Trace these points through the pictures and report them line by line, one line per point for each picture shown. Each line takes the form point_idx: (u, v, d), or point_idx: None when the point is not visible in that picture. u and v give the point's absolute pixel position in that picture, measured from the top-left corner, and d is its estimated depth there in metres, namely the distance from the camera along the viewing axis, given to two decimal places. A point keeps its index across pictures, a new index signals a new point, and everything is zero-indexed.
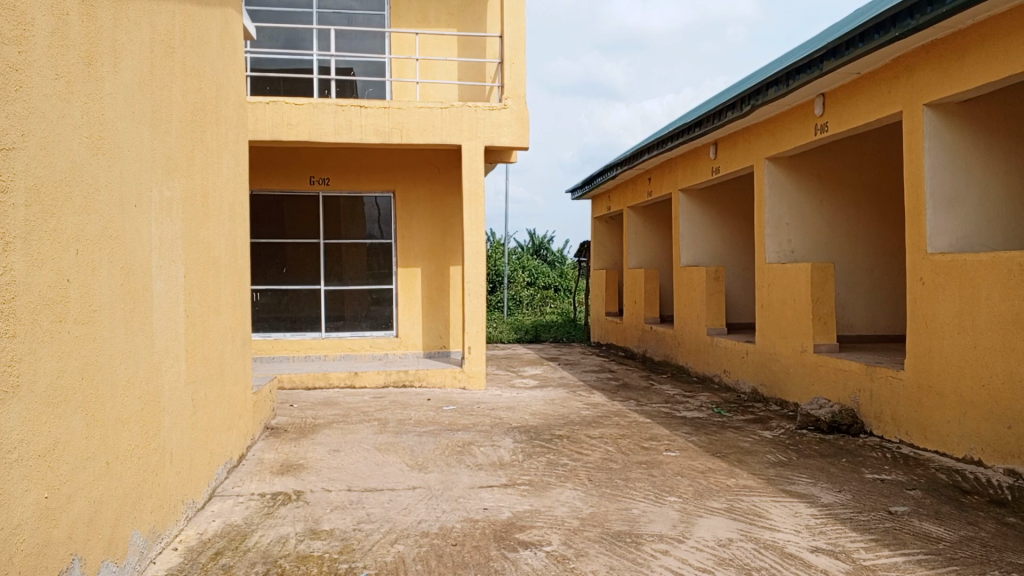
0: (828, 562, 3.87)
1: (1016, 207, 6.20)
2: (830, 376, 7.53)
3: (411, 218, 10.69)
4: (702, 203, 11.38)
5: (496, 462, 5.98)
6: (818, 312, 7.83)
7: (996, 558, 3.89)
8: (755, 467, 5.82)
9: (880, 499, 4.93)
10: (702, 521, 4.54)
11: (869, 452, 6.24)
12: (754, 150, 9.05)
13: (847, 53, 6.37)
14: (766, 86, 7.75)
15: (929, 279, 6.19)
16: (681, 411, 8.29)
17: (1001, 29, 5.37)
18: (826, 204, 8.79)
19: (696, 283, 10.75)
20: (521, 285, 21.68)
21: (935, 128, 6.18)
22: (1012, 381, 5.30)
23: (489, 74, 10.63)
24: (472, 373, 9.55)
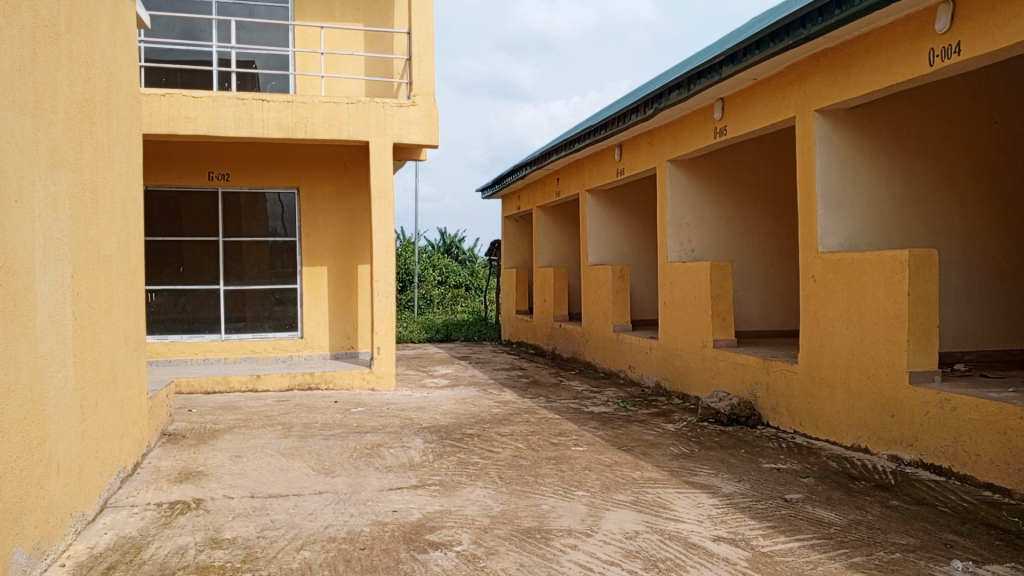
0: (729, 550, 4.01)
1: (898, 208, 6.59)
2: (730, 370, 7.82)
3: (317, 216, 10.46)
4: (608, 203, 11.62)
5: (404, 464, 5.91)
6: (717, 308, 8.11)
7: (881, 539, 4.13)
8: (659, 459, 5.98)
9: (776, 487, 5.15)
10: (609, 514, 4.62)
11: (766, 442, 6.51)
12: (657, 152, 9.30)
13: (744, 59, 6.62)
14: (668, 90, 7.97)
15: (820, 276, 6.51)
16: (590, 406, 8.45)
17: (884, 41, 5.71)
18: (725, 205, 9.14)
19: (602, 280, 10.94)
20: (432, 284, 21.56)
21: (825, 133, 6.50)
22: (895, 373, 5.64)
23: (397, 71, 10.52)
24: (381, 373, 9.42)
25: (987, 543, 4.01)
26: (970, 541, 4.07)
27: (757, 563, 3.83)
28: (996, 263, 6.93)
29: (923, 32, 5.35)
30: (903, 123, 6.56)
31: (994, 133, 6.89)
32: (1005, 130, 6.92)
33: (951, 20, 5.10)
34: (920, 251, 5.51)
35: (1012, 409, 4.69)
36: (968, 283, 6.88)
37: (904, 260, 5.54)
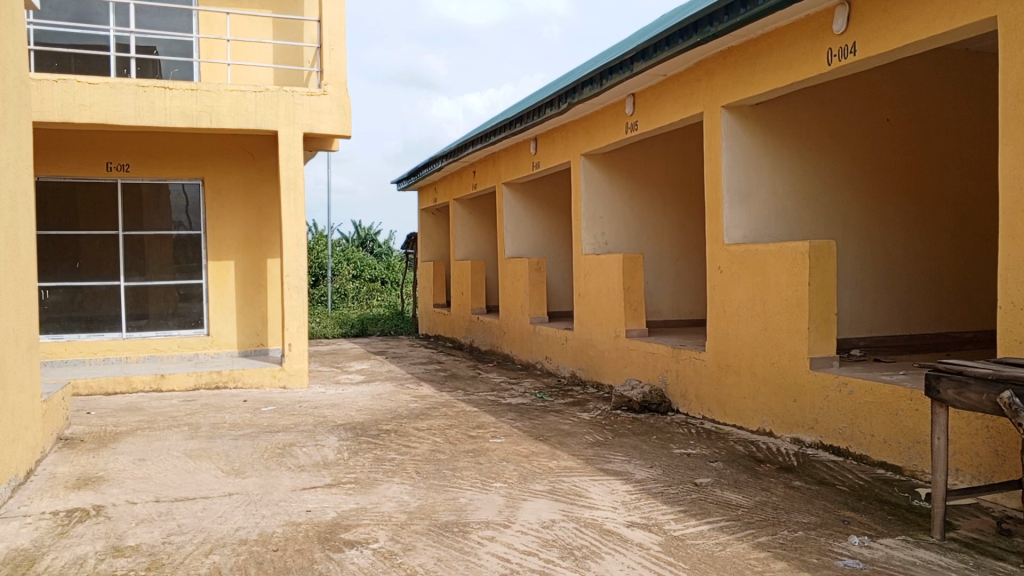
0: (643, 535, 4.11)
1: (799, 202, 6.88)
2: (642, 359, 8.00)
3: (224, 208, 10.12)
4: (524, 196, 11.69)
5: (318, 463, 5.78)
6: (630, 299, 8.27)
7: (784, 519, 4.30)
8: (575, 448, 6.07)
9: (687, 472, 5.31)
10: (526, 504, 4.66)
11: (676, 428, 6.70)
12: (571, 146, 9.40)
13: (654, 55, 6.75)
14: (581, 85, 8.06)
15: (726, 267, 6.73)
16: (507, 398, 8.49)
17: (785, 39, 5.93)
18: (637, 199, 9.33)
19: (519, 273, 11.00)
20: (347, 277, 21.20)
21: (730, 128, 6.71)
22: (797, 359, 5.89)
23: (306, 59, 10.25)
24: (293, 370, 9.19)
25: (881, 518, 4.25)
26: (866, 517, 4.29)
27: (669, 547, 3.94)
28: (890, 254, 7.32)
29: (821, 33, 5.58)
30: (805, 119, 6.83)
31: (888, 129, 7.24)
32: (898, 127, 7.28)
33: (848, 22, 5.34)
34: (819, 243, 5.76)
35: (903, 391, 4.98)
36: (864, 273, 7.25)
37: (805, 251, 5.77)
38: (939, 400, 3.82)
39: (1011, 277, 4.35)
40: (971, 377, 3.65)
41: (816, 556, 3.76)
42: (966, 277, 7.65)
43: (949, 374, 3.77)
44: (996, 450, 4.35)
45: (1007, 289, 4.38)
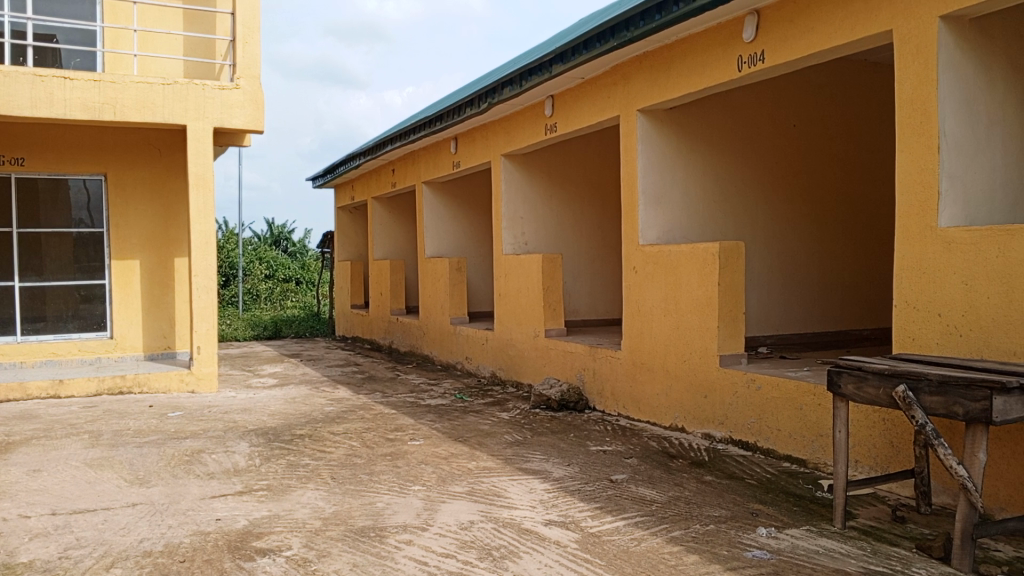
0: (560, 533, 4.15)
1: (709, 204, 7.08)
2: (560, 358, 8.07)
3: (128, 206, 9.69)
4: (443, 195, 11.63)
5: (228, 470, 5.60)
6: (549, 299, 8.33)
7: (696, 513, 4.42)
8: (494, 448, 6.07)
9: (603, 468, 5.39)
10: (444, 506, 4.63)
11: (593, 426, 6.80)
12: (490, 146, 9.40)
13: (572, 58, 6.82)
14: (500, 85, 8.07)
15: (640, 267, 6.85)
16: (426, 399, 8.43)
17: (698, 46, 6.09)
18: (555, 200, 9.41)
19: (438, 274, 10.94)
20: (260, 277, 20.63)
21: (645, 132, 6.84)
22: (707, 357, 6.06)
23: (219, 52, 9.91)
24: (202, 374, 8.87)
25: (787, 509, 4.41)
26: (772, 508, 4.45)
27: (586, 544, 3.98)
28: (795, 255, 7.63)
29: (732, 41, 5.76)
30: (715, 123, 7.04)
31: (794, 135, 7.54)
32: (802, 133, 7.59)
33: (757, 30, 5.53)
34: (729, 244, 5.94)
35: (807, 386, 5.18)
36: (770, 273, 7.52)
37: (715, 252, 5.94)
38: (841, 395, 4.00)
39: (906, 276, 4.59)
40: (869, 372, 3.83)
41: (726, 548, 3.87)
42: (866, 276, 8.02)
43: (849, 369, 3.95)
44: (892, 441, 4.58)
45: (902, 288, 4.61)
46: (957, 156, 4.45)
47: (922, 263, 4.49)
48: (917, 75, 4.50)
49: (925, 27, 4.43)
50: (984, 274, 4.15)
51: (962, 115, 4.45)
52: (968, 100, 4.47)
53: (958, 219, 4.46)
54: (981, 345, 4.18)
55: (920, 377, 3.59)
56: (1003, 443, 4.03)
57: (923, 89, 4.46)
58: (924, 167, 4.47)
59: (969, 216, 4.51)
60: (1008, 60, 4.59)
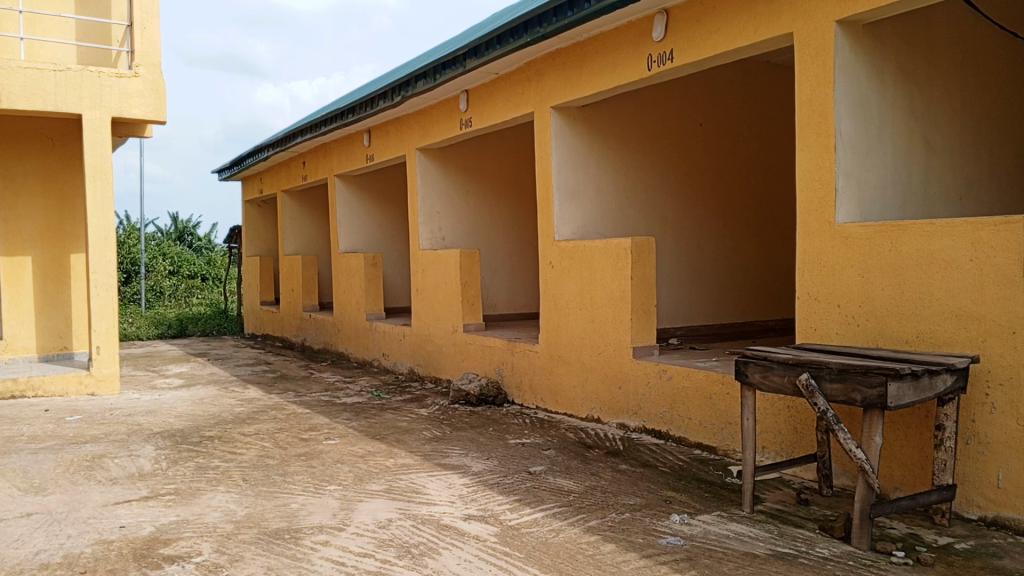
0: (479, 527, 4.15)
1: (622, 200, 7.22)
2: (478, 353, 8.08)
3: (17, 198, 9.12)
4: (358, 189, 11.43)
5: (131, 475, 5.36)
6: (467, 294, 8.31)
7: (613, 502, 4.50)
8: (412, 444, 6.03)
9: (521, 461, 5.43)
10: (361, 505, 4.56)
11: (511, 419, 6.83)
12: (405, 140, 9.30)
13: (486, 53, 6.80)
14: (414, 78, 7.98)
15: (556, 262, 6.89)
16: (341, 397, 8.29)
17: (610, 44, 6.18)
18: (471, 194, 9.39)
19: (353, 269, 10.76)
20: (163, 273, 19.81)
21: (560, 128, 6.88)
22: (621, 349, 6.18)
23: (116, 37, 9.43)
24: (102, 376, 8.45)
25: (698, 495, 4.55)
26: (685, 495, 4.58)
27: (504, 537, 4.00)
28: (703, 249, 7.87)
29: (642, 39, 5.87)
30: (626, 121, 7.17)
31: (701, 133, 7.76)
32: (709, 131, 7.82)
33: (666, 30, 5.65)
34: (641, 239, 6.07)
35: (716, 376, 5.36)
36: (678, 266, 7.74)
37: (628, 247, 6.05)
38: (748, 384, 4.14)
39: (807, 270, 4.79)
40: (775, 362, 3.99)
41: (642, 536, 3.96)
42: (769, 268, 8.36)
43: (756, 359, 4.09)
44: (796, 428, 4.79)
45: (804, 280, 4.82)
46: (853, 155, 4.68)
47: (822, 257, 4.70)
48: (816, 78, 4.69)
49: (822, 32, 4.64)
50: (878, 267, 4.39)
51: (858, 116, 4.68)
52: (862, 102, 4.70)
53: (854, 214, 4.69)
54: (876, 333, 4.42)
55: (821, 366, 3.75)
56: (896, 426, 4.27)
57: (822, 89, 4.66)
58: (823, 165, 4.68)
59: (864, 212, 4.75)
60: (898, 65, 4.85)
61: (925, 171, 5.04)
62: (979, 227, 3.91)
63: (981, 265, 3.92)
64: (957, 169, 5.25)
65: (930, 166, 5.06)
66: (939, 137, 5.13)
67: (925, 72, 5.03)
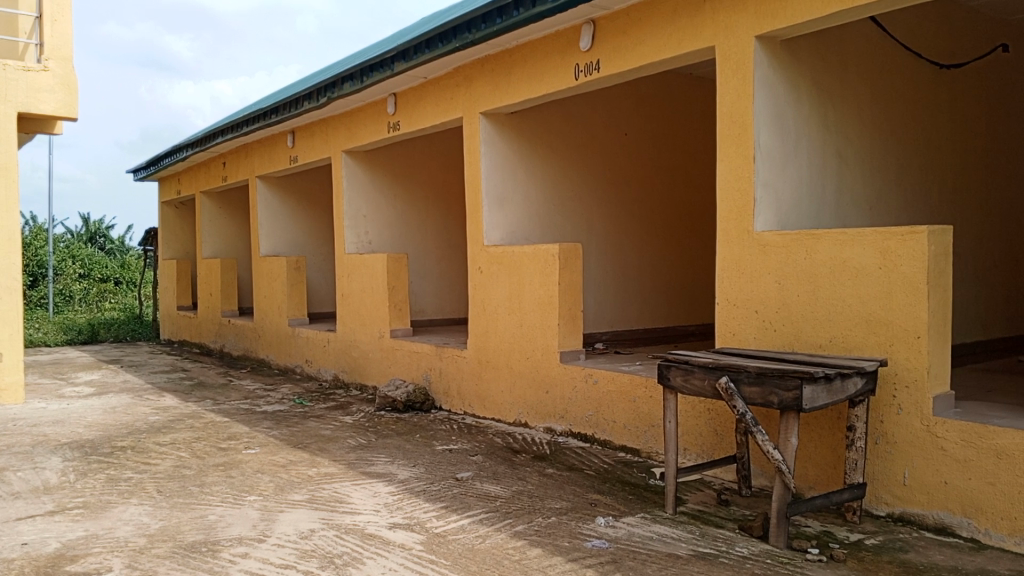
0: (405, 536, 4.09)
1: (549, 207, 7.28)
2: (405, 359, 8.00)
3: None
4: (281, 192, 11.19)
5: (35, 489, 5.09)
6: (394, 299, 8.22)
7: (540, 506, 4.52)
8: (336, 453, 5.92)
9: (448, 467, 5.40)
10: (283, 516, 4.45)
11: (439, 425, 6.78)
12: (331, 142, 9.14)
13: (414, 57, 6.76)
14: (339, 80, 7.86)
15: (485, 267, 6.86)
16: (261, 405, 8.08)
17: (538, 52, 6.24)
18: (399, 198, 9.31)
19: (275, 273, 10.51)
20: (73, 277, 18.90)
21: (488, 134, 6.88)
22: (549, 354, 6.22)
23: (22, 29, 8.98)
24: (4, 385, 8.00)
25: (623, 498, 4.61)
26: (610, 498, 4.64)
27: (430, 545, 3.96)
28: (627, 256, 8.02)
29: (569, 48, 5.94)
30: (555, 129, 7.24)
31: (626, 143, 7.90)
32: (634, 140, 7.97)
33: (592, 40, 5.73)
34: (568, 245, 6.13)
35: (640, 380, 5.45)
36: (604, 273, 7.85)
37: (556, 253, 6.10)
38: (670, 388, 4.23)
39: (726, 276, 4.93)
40: (695, 365, 4.08)
41: (567, 539, 3.99)
42: (691, 275, 8.57)
43: (678, 363, 4.18)
44: (716, 430, 4.91)
45: (724, 287, 4.95)
46: (771, 166, 4.83)
47: (741, 264, 4.84)
48: (736, 91, 4.84)
49: (742, 47, 4.78)
50: (794, 274, 4.54)
51: (776, 128, 4.84)
52: (780, 116, 4.86)
53: (772, 223, 4.84)
54: (792, 338, 4.57)
55: (739, 369, 3.87)
56: (810, 428, 4.43)
57: (741, 102, 4.81)
58: (742, 175, 4.83)
59: (781, 221, 4.91)
60: (813, 81, 5.05)
61: (838, 183, 5.26)
62: (887, 236, 4.10)
63: (888, 274, 4.11)
64: (866, 180, 5.51)
65: (842, 177, 5.29)
66: (850, 151, 5.36)
67: (838, 88, 5.25)
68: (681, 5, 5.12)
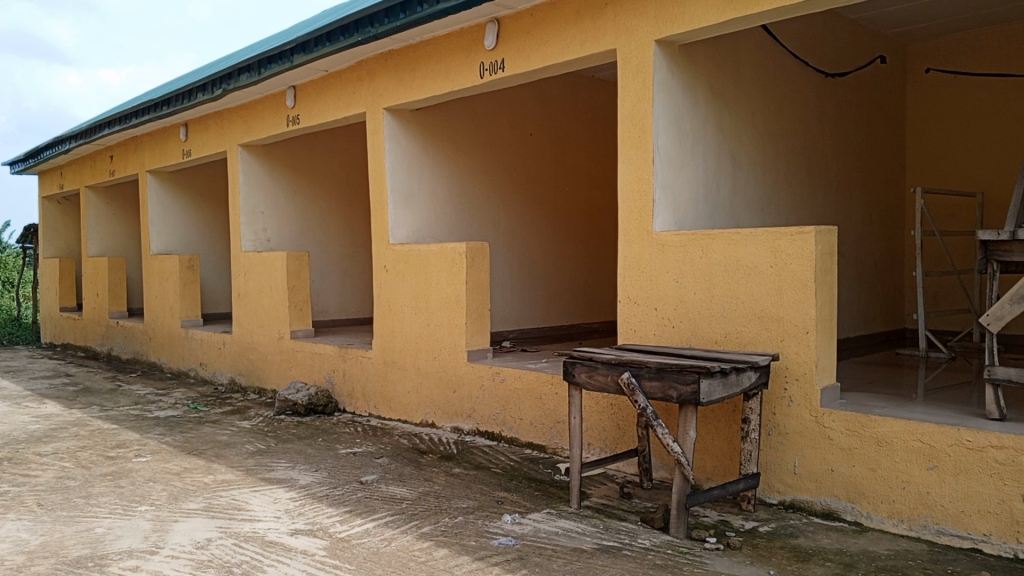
0: (306, 542, 3.99)
1: (455, 205, 7.24)
2: (306, 360, 7.81)
3: None
4: (174, 187, 10.71)
5: None
6: (294, 299, 8.01)
7: (446, 506, 4.50)
8: (234, 459, 5.71)
9: (352, 471, 5.30)
10: (177, 526, 4.26)
11: (342, 428, 6.66)
12: (227, 136, 8.81)
13: (315, 50, 6.59)
14: (236, 71, 7.58)
15: (390, 266, 6.74)
16: (153, 410, 7.71)
17: (442, 49, 6.20)
18: (300, 195, 9.07)
19: (167, 272, 10.05)
20: None
21: (393, 130, 6.74)
22: (455, 353, 6.19)
23: None
24: None
25: (529, 495, 4.65)
26: (516, 495, 4.66)
27: (334, 550, 3.88)
28: (532, 254, 8.10)
29: (474, 46, 5.94)
30: (461, 127, 7.21)
31: (531, 142, 7.97)
32: (538, 140, 8.05)
33: (497, 38, 5.74)
34: (475, 244, 6.12)
35: (546, 377, 5.50)
36: (510, 272, 7.90)
37: (463, 252, 6.09)
38: (574, 384, 4.29)
39: (627, 274, 5.03)
40: (599, 362, 4.16)
41: (474, 538, 3.98)
42: (594, 274, 8.75)
43: (582, 359, 4.25)
44: (618, 425, 5.02)
45: (626, 285, 5.05)
46: (670, 168, 4.96)
47: (641, 263, 4.96)
48: (636, 94, 4.94)
49: (642, 50, 4.89)
50: (691, 273, 4.69)
51: (674, 131, 4.98)
52: (678, 119, 5.01)
53: (671, 224, 4.98)
54: (689, 334, 4.72)
55: (640, 365, 3.96)
56: (708, 420, 4.58)
57: (641, 105, 4.92)
58: (643, 176, 4.93)
59: (680, 222, 5.05)
60: (709, 87, 5.24)
61: (732, 185, 5.46)
62: (778, 236, 4.28)
63: (779, 272, 4.30)
64: (758, 183, 5.76)
65: (736, 180, 5.50)
66: (743, 154, 5.58)
67: (733, 93, 5.46)
68: (584, 7, 5.20)
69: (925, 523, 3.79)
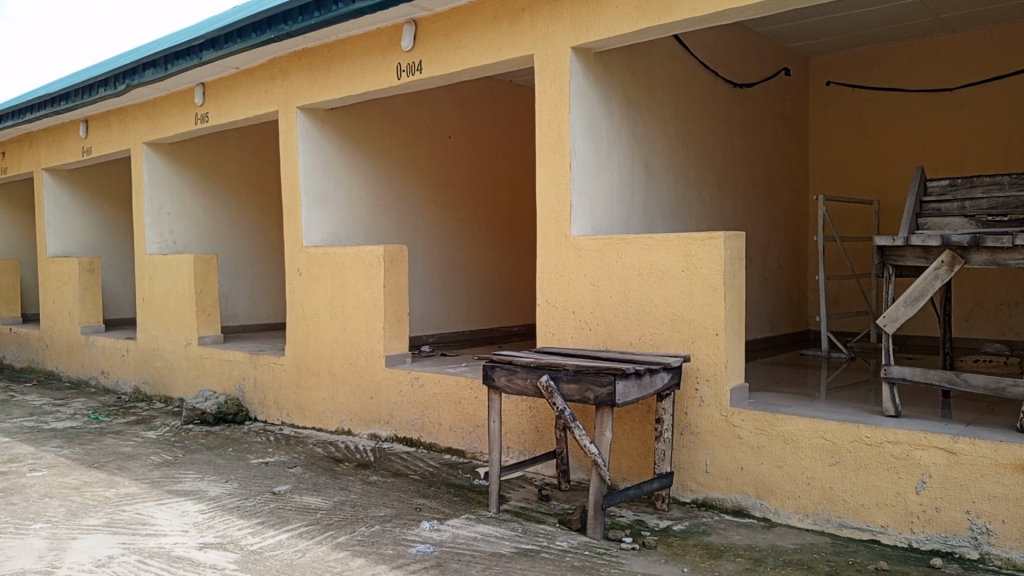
0: (216, 556, 3.85)
1: (372, 207, 7.14)
2: (215, 367, 7.54)
3: None
4: (73, 185, 10.18)
5: None
6: (202, 303, 7.74)
7: (362, 515, 4.42)
8: (137, 471, 5.47)
9: (264, 481, 5.15)
10: (75, 544, 4.04)
11: (254, 438, 6.46)
12: (130, 133, 8.44)
13: (226, 46, 6.38)
14: (140, 66, 7.26)
15: (304, 270, 6.59)
16: (50, 422, 7.30)
17: (358, 48, 6.11)
18: (209, 195, 8.77)
19: (65, 276, 9.54)
20: None
21: (307, 130, 6.59)
22: (372, 359, 6.10)
23: None
24: None
25: (447, 500, 4.62)
26: (434, 501, 4.63)
27: (245, 564, 3.75)
28: (450, 257, 8.06)
29: (391, 47, 5.87)
30: (378, 127, 7.11)
31: (449, 145, 7.95)
32: (457, 143, 8.03)
33: (414, 40, 5.69)
34: (392, 248, 6.05)
35: (464, 382, 5.49)
36: (428, 275, 7.84)
37: (379, 255, 6.02)
38: (493, 387, 4.29)
39: (545, 278, 5.07)
40: (518, 365, 4.17)
41: (391, 547, 3.93)
42: (512, 278, 8.79)
43: (501, 363, 4.25)
44: (536, 427, 5.05)
45: (544, 289, 5.09)
46: (586, 173, 5.02)
47: (559, 268, 5.00)
48: (553, 99, 4.98)
49: (559, 56, 4.94)
50: (607, 277, 4.76)
51: (590, 136, 5.05)
52: (594, 125, 5.08)
53: (588, 228, 5.03)
54: (605, 337, 4.80)
55: (558, 368, 3.99)
56: (623, 421, 4.66)
57: (557, 110, 4.96)
58: (560, 181, 4.97)
59: (596, 226, 5.11)
60: (623, 93, 5.33)
61: (646, 191, 5.58)
62: (690, 241, 4.39)
63: (690, 276, 4.41)
64: (670, 188, 5.90)
65: (649, 185, 5.62)
66: (656, 160, 5.71)
67: (646, 100, 5.58)
68: (502, 11, 5.21)
69: (828, 517, 3.96)
